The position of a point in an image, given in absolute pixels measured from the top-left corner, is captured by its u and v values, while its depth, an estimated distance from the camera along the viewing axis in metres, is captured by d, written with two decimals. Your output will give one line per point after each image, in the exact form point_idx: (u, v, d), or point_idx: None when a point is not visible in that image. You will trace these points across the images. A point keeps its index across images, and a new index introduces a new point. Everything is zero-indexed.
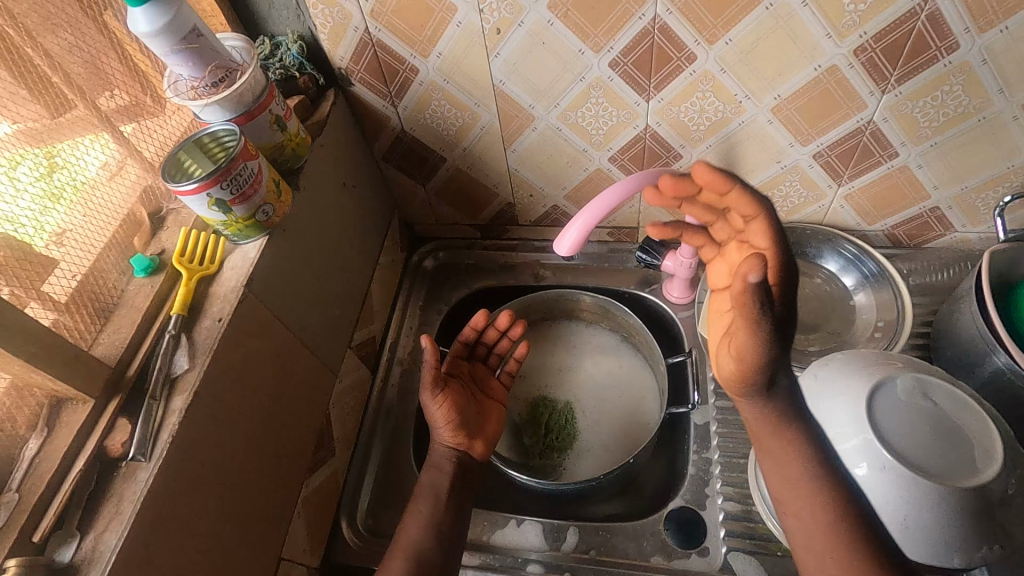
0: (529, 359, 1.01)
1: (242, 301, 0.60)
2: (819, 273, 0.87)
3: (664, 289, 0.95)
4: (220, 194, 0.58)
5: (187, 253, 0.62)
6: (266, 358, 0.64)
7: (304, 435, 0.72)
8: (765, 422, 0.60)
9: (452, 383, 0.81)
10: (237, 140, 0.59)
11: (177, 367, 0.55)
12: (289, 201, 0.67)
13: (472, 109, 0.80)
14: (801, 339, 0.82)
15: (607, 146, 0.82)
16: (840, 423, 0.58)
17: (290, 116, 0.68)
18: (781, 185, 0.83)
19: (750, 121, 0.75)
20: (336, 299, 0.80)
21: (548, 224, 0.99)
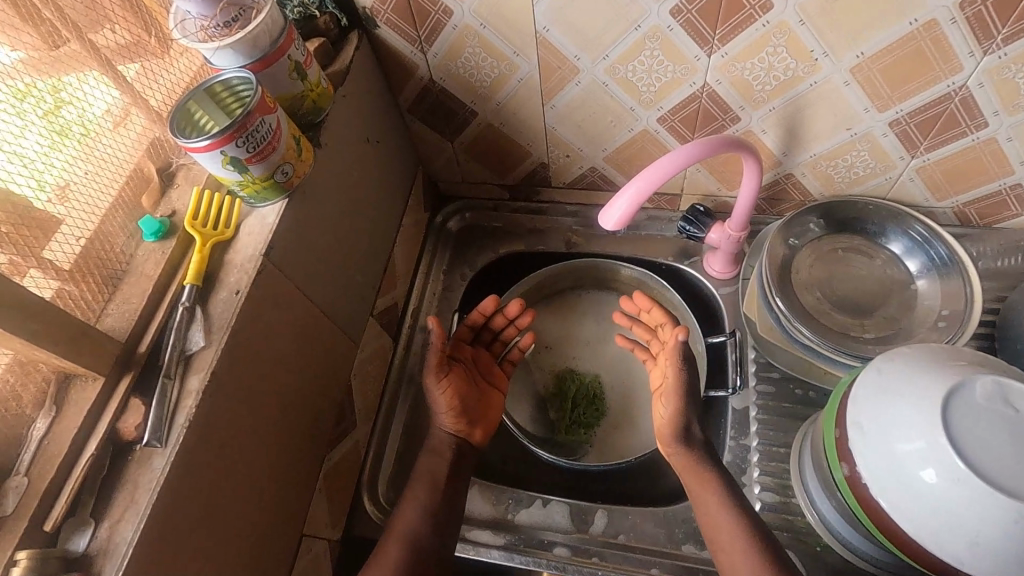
0: (556, 330, 0.96)
1: (261, 272, 0.55)
2: (880, 253, 0.80)
3: (705, 263, 0.88)
4: (235, 151, 0.52)
5: (200, 216, 0.56)
6: (287, 332, 0.60)
7: (326, 410, 0.69)
8: (687, 469, 0.69)
9: (456, 367, 0.79)
10: (254, 90, 0.53)
11: (193, 343, 0.51)
12: (310, 160, 0.61)
13: (510, 59, 0.72)
14: (855, 326, 0.76)
15: (657, 105, 0.74)
16: (908, 424, 0.54)
17: (309, 62, 0.60)
18: (848, 154, 0.75)
19: (825, 82, 0.67)
20: (358, 265, 0.75)
21: (584, 187, 0.91)
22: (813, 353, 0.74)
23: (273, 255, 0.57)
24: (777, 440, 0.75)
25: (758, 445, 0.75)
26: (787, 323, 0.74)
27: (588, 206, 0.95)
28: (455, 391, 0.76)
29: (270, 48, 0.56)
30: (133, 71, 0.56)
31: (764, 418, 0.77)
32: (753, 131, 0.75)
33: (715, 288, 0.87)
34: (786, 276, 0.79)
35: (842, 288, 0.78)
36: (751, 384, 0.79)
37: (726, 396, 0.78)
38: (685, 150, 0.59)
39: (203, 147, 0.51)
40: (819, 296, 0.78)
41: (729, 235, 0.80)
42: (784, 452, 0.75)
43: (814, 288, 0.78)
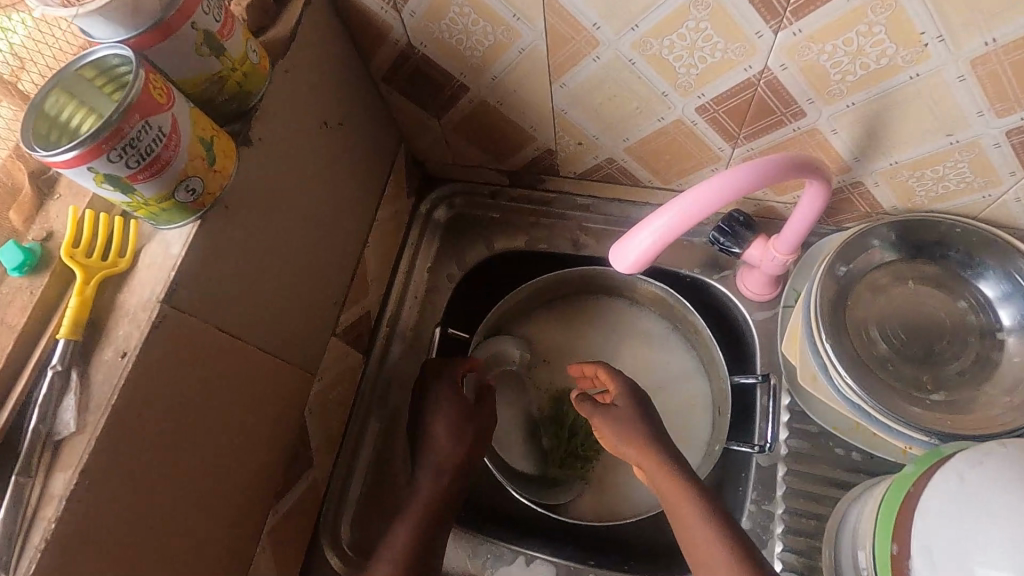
0: (552, 342, 0.81)
1: (160, 324, 0.42)
2: (965, 295, 0.63)
3: (738, 279, 0.73)
4: (110, 167, 0.38)
5: (82, 243, 0.43)
6: (208, 388, 0.48)
7: (270, 458, 0.58)
8: (659, 476, 0.58)
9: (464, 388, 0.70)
10: (136, 77, 0.38)
11: (62, 425, 0.39)
12: (231, 166, 0.46)
13: (508, 24, 0.55)
14: (921, 382, 0.61)
15: (697, 92, 0.57)
16: (990, 542, 0.40)
17: (228, 31, 0.44)
18: (942, 164, 0.58)
19: (933, 76, 0.49)
20: (315, 279, 0.61)
21: (599, 179, 0.75)
22: (865, 416, 0.60)
23: (180, 299, 0.44)
24: (808, 510, 0.63)
25: (784, 513, 0.64)
26: (836, 375, 0.60)
27: (602, 200, 0.79)
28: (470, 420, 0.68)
29: (159, 14, 0.40)
30: (4, 60, 0.45)
31: (795, 481, 0.64)
32: (820, 129, 0.58)
33: (747, 312, 0.72)
34: (840, 310, 0.63)
35: (910, 331, 0.63)
36: (781, 438, 0.66)
37: (750, 452, 0.66)
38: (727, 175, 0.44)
39: (62, 161, 0.36)
40: (878, 340, 0.63)
41: (775, 256, 0.65)
42: (815, 525, 0.63)
43: (871, 326, 0.63)
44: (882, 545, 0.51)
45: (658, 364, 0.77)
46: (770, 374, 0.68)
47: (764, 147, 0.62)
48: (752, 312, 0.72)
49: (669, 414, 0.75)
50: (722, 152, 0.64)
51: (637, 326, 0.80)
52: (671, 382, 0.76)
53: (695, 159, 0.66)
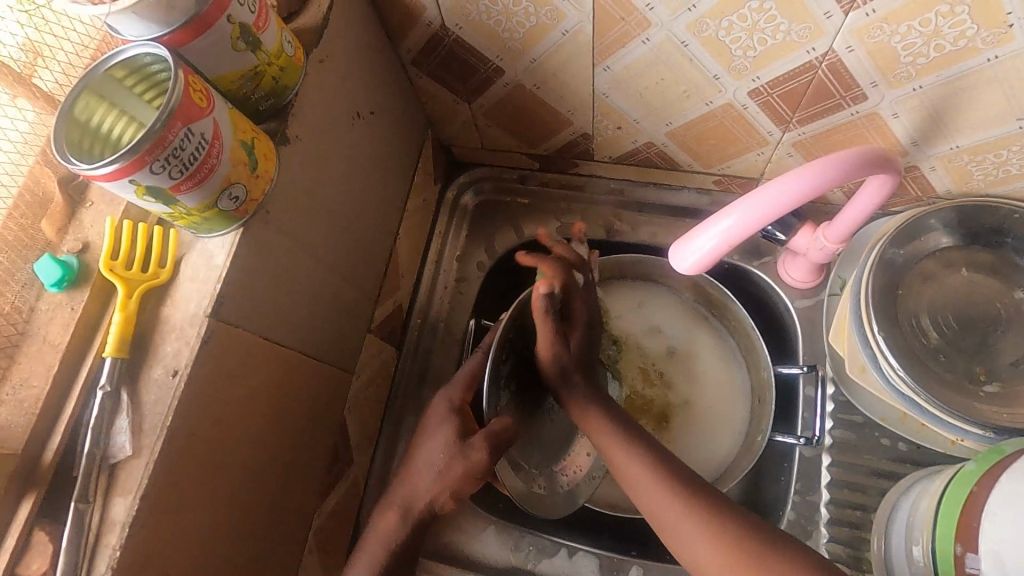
0: None
1: (209, 339, 0.40)
2: (1021, 284, 0.61)
3: (780, 266, 0.71)
4: (153, 179, 0.35)
5: (120, 255, 0.41)
6: (256, 397, 0.46)
7: (313, 462, 0.57)
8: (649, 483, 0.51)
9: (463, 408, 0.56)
10: (177, 80, 0.35)
11: (117, 448, 0.38)
12: (273, 169, 0.43)
13: (554, 4, 0.51)
14: (974, 373, 0.59)
15: (752, 75, 0.54)
16: None
17: (264, 22, 0.41)
18: (1005, 149, 0.55)
19: (1013, 58, 0.46)
20: (351, 277, 0.59)
21: (636, 163, 0.72)
22: (916, 408, 0.59)
23: (228, 311, 0.42)
24: (854, 501, 0.63)
25: (829, 503, 0.63)
26: (887, 366, 0.59)
27: (636, 183, 0.77)
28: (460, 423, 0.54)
29: (195, 8, 0.37)
30: (16, 48, 0.40)
31: (840, 473, 0.64)
32: (880, 113, 0.55)
33: (789, 299, 0.70)
34: (892, 297, 0.61)
35: (963, 320, 0.61)
36: (826, 428, 0.65)
37: (794, 443, 0.66)
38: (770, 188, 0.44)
39: (103, 174, 0.34)
40: (930, 330, 0.61)
41: (823, 244, 0.63)
42: (859, 515, 0.63)
43: (923, 315, 0.61)
44: (944, 544, 0.50)
45: (698, 353, 0.76)
46: (815, 365, 0.68)
47: (817, 132, 0.60)
48: (793, 299, 0.70)
49: (707, 404, 0.73)
50: (771, 135, 0.62)
51: (675, 312, 0.78)
52: (710, 371, 0.75)
53: (741, 143, 0.64)
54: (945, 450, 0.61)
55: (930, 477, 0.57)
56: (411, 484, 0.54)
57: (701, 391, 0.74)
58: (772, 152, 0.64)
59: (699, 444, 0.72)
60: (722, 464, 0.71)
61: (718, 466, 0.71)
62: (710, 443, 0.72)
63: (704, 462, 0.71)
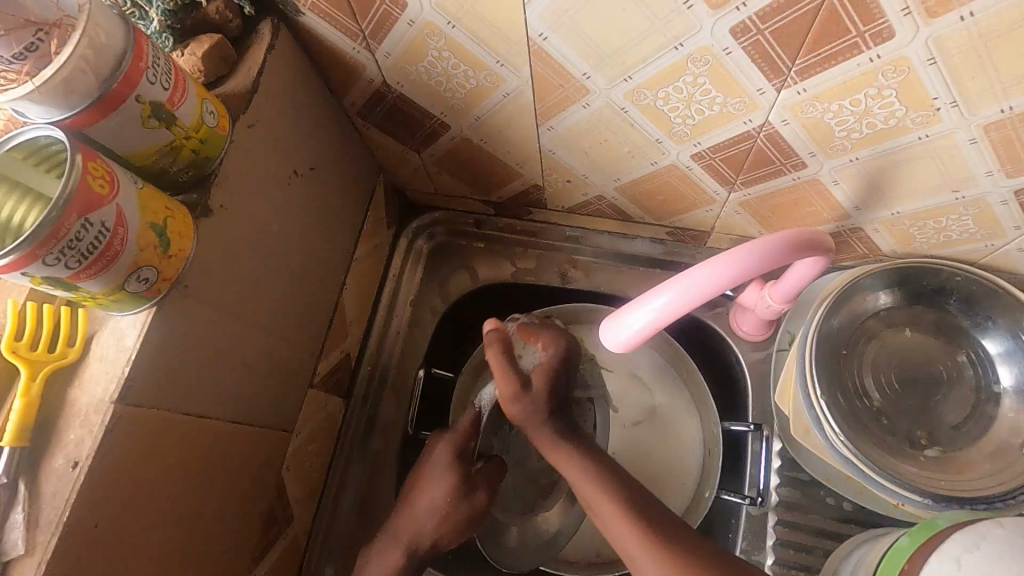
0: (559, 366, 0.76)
1: (115, 426, 0.39)
2: (965, 347, 0.61)
3: (731, 319, 0.70)
4: (48, 270, 0.34)
5: (24, 337, 0.39)
6: (172, 476, 0.45)
7: (246, 528, 0.55)
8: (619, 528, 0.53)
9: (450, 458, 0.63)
10: (74, 170, 0.34)
11: (9, 545, 0.36)
12: (188, 247, 0.42)
13: (492, 69, 0.51)
14: (915, 437, 0.59)
15: (693, 140, 0.54)
16: None
17: (179, 96, 0.40)
18: (944, 216, 0.55)
19: (943, 137, 0.46)
20: (289, 336, 0.58)
21: (589, 213, 0.72)
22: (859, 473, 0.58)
23: (138, 394, 0.40)
24: (798, 562, 0.63)
25: (774, 563, 0.63)
26: (828, 430, 0.59)
27: (591, 231, 0.76)
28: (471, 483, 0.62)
29: (100, 89, 0.35)
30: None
31: (786, 532, 0.64)
32: (821, 180, 0.55)
33: (740, 352, 0.70)
34: (835, 359, 0.61)
35: (904, 383, 0.61)
36: (772, 485, 0.65)
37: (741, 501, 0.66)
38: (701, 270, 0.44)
39: None
40: (872, 391, 0.61)
41: (769, 303, 0.62)
42: None
43: (865, 377, 0.61)
44: None
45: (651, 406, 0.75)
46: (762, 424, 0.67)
47: (761, 193, 0.59)
48: (743, 352, 0.70)
49: (657, 455, 0.73)
50: (717, 195, 0.61)
51: (628, 360, 0.76)
52: (662, 424, 0.74)
53: (689, 200, 0.64)
54: (886, 512, 0.61)
55: (870, 543, 0.57)
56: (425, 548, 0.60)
57: (652, 440, 0.74)
58: (721, 209, 0.64)
59: None
60: None
61: None
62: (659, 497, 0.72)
63: None
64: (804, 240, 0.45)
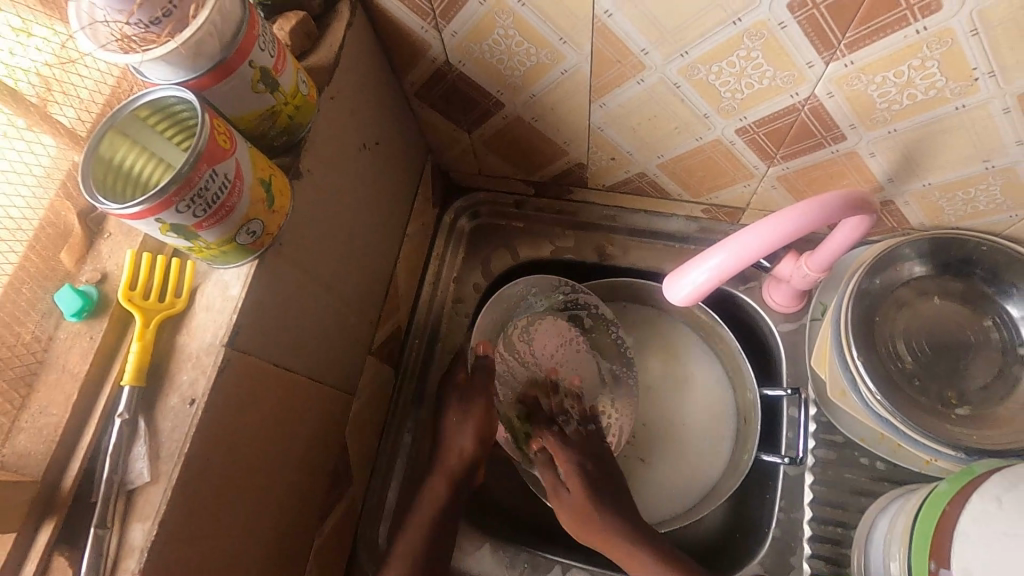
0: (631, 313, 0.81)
1: (226, 368, 0.42)
2: (990, 312, 0.65)
3: (764, 291, 0.74)
4: (178, 218, 0.37)
5: (139, 286, 0.42)
6: (264, 422, 0.47)
7: (314, 485, 0.58)
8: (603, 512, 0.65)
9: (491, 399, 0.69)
10: (201, 127, 0.37)
11: (135, 475, 0.39)
12: (285, 206, 0.45)
13: (554, 47, 0.54)
14: (945, 397, 0.63)
15: (739, 114, 0.58)
16: None
17: (281, 64, 0.43)
18: (974, 187, 0.59)
19: (978, 108, 0.50)
20: (354, 303, 0.61)
21: (629, 191, 0.76)
22: (894, 431, 0.62)
23: (242, 341, 0.43)
24: (836, 517, 0.66)
25: (812, 520, 0.66)
26: (865, 390, 0.62)
27: (627, 210, 0.79)
28: (469, 399, 0.68)
29: (220, 54, 0.38)
30: (30, 83, 0.41)
31: (823, 491, 0.67)
32: (859, 152, 0.59)
33: (773, 324, 0.73)
34: (869, 324, 0.65)
35: (934, 347, 0.65)
36: (808, 448, 0.68)
37: (779, 462, 0.69)
38: (750, 237, 0.47)
39: (131, 213, 0.35)
40: (904, 354, 0.64)
41: (805, 272, 0.66)
42: (841, 532, 0.66)
43: (898, 341, 0.65)
44: (919, 555, 0.53)
45: (688, 379, 0.78)
46: (799, 389, 0.70)
47: (799, 167, 0.63)
48: (777, 323, 0.73)
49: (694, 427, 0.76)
50: (756, 170, 0.65)
51: (663, 335, 0.80)
52: (699, 396, 0.77)
53: (728, 175, 0.67)
54: (920, 469, 0.65)
55: (906, 495, 0.60)
56: (456, 467, 0.66)
57: (691, 415, 0.77)
58: (758, 184, 0.67)
59: (685, 464, 0.75)
60: (707, 483, 0.74)
61: (702, 486, 0.74)
62: (696, 463, 0.75)
63: (690, 481, 0.74)
64: (842, 200, 0.47)
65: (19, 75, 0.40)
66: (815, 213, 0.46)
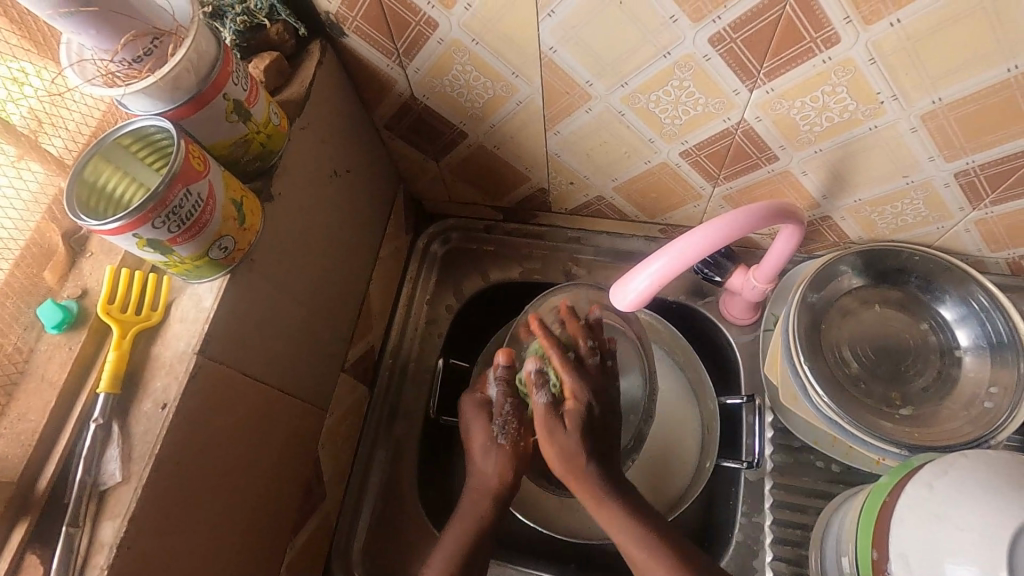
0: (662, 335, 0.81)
1: (197, 375, 0.44)
2: (926, 317, 0.69)
3: (721, 305, 0.77)
4: (154, 233, 0.40)
5: (117, 299, 0.45)
6: (235, 430, 0.50)
7: (285, 497, 0.60)
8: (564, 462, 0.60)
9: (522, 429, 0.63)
10: (178, 151, 0.41)
11: (107, 475, 0.41)
12: (257, 225, 0.49)
13: (508, 80, 0.60)
14: (890, 398, 0.66)
15: (680, 138, 0.63)
16: (959, 546, 0.45)
17: (254, 97, 0.47)
18: (899, 201, 0.64)
19: (888, 128, 0.55)
20: (325, 321, 0.64)
21: (590, 214, 0.80)
22: (844, 433, 0.65)
23: (214, 350, 0.46)
24: (795, 520, 0.68)
25: (773, 523, 0.68)
26: (813, 394, 0.65)
27: (591, 232, 0.84)
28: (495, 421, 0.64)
29: (196, 88, 0.43)
30: (21, 116, 0.45)
31: (783, 495, 0.69)
32: (792, 172, 0.64)
33: (731, 336, 0.77)
34: (816, 331, 0.68)
35: (876, 351, 0.69)
36: (767, 452, 0.71)
37: (739, 467, 0.71)
38: (694, 238, 0.51)
39: (110, 229, 0.39)
40: (849, 359, 0.68)
41: (754, 285, 0.70)
42: (801, 534, 0.68)
43: (843, 347, 0.69)
44: (864, 548, 0.55)
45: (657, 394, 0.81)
46: (754, 395, 0.74)
47: (741, 187, 0.68)
48: (734, 334, 0.77)
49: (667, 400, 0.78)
50: (703, 190, 0.70)
51: None
52: (666, 411, 0.80)
53: (679, 196, 0.72)
54: (870, 469, 0.67)
55: (855, 494, 0.63)
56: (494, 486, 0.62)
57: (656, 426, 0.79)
58: (707, 204, 0.72)
59: (653, 476, 0.77)
60: (675, 493, 0.76)
61: (671, 496, 0.76)
62: (663, 475, 0.77)
63: (658, 493, 0.76)
64: (769, 209, 0.53)
65: (11, 108, 0.44)
66: (748, 218, 0.52)
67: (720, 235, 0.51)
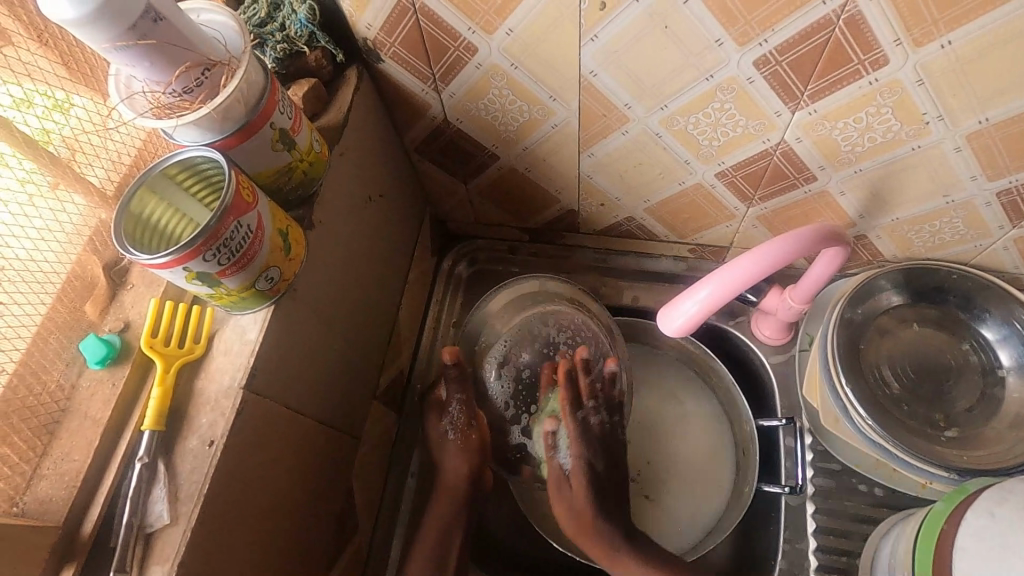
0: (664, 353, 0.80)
1: (243, 410, 0.43)
2: (967, 337, 0.68)
3: (754, 325, 0.76)
4: (203, 266, 0.39)
5: (160, 333, 0.44)
6: (276, 464, 0.49)
7: (320, 530, 0.58)
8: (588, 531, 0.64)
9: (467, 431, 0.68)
10: (227, 183, 0.40)
11: (154, 517, 0.40)
12: (300, 254, 0.48)
13: (544, 104, 0.59)
14: (934, 420, 0.65)
15: (717, 159, 0.62)
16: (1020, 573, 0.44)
17: (298, 125, 0.47)
18: (939, 220, 0.63)
19: (931, 148, 0.55)
20: (358, 347, 0.63)
21: (619, 234, 0.80)
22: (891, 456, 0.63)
23: (258, 383, 0.45)
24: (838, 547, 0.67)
25: (816, 550, 0.67)
26: (856, 416, 0.64)
27: (618, 252, 0.83)
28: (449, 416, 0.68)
29: (244, 117, 0.42)
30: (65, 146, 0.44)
31: (824, 520, 0.68)
32: (830, 191, 0.63)
33: (764, 356, 0.76)
34: (856, 352, 0.67)
35: (917, 371, 0.67)
36: (808, 476, 0.69)
37: (780, 492, 0.70)
38: (734, 270, 0.51)
39: (160, 263, 0.38)
40: (891, 380, 0.67)
41: (790, 305, 0.69)
42: (845, 560, 0.66)
43: (884, 367, 0.67)
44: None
45: (685, 416, 0.79)
46: (793, 418, 0.72)
47: (776, 207, 0.67)
48: (767, 355, 0.76)
49: (673, 416, 0.80)
50: (737, 211, 0.69)
51: (654, 369, 0.82)
52: (695, 434, 0.78)
53: (711, 216, 0.71)
54: (917, 493, 0.66)
55: (904, 521, 0.62)
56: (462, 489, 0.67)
57: (684, 448, 0.78)
58: (740, 224, 0.72)
59: (686, 500, 0.76)
60: (710, 517, 0.75)
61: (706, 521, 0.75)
62: (697, 499, 0.75)
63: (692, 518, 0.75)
64: (811, 237, 0.52)
65: (56, 139, 0.43)
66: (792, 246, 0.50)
67: (757, 272, 0.51)
